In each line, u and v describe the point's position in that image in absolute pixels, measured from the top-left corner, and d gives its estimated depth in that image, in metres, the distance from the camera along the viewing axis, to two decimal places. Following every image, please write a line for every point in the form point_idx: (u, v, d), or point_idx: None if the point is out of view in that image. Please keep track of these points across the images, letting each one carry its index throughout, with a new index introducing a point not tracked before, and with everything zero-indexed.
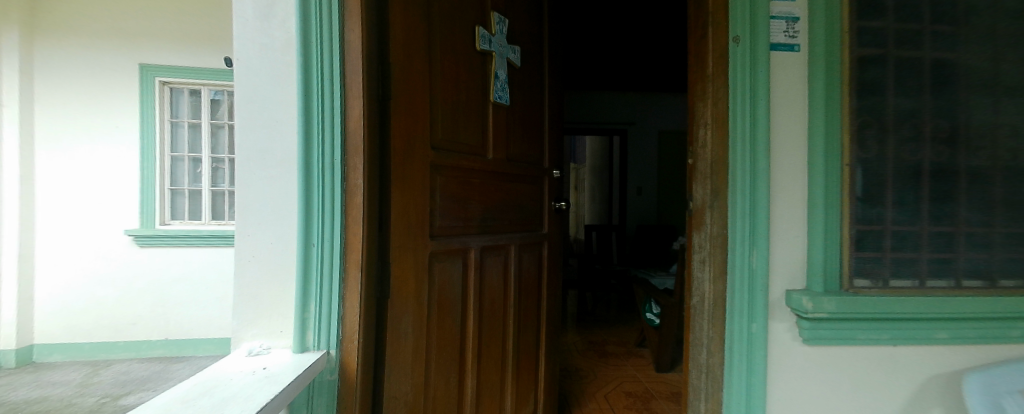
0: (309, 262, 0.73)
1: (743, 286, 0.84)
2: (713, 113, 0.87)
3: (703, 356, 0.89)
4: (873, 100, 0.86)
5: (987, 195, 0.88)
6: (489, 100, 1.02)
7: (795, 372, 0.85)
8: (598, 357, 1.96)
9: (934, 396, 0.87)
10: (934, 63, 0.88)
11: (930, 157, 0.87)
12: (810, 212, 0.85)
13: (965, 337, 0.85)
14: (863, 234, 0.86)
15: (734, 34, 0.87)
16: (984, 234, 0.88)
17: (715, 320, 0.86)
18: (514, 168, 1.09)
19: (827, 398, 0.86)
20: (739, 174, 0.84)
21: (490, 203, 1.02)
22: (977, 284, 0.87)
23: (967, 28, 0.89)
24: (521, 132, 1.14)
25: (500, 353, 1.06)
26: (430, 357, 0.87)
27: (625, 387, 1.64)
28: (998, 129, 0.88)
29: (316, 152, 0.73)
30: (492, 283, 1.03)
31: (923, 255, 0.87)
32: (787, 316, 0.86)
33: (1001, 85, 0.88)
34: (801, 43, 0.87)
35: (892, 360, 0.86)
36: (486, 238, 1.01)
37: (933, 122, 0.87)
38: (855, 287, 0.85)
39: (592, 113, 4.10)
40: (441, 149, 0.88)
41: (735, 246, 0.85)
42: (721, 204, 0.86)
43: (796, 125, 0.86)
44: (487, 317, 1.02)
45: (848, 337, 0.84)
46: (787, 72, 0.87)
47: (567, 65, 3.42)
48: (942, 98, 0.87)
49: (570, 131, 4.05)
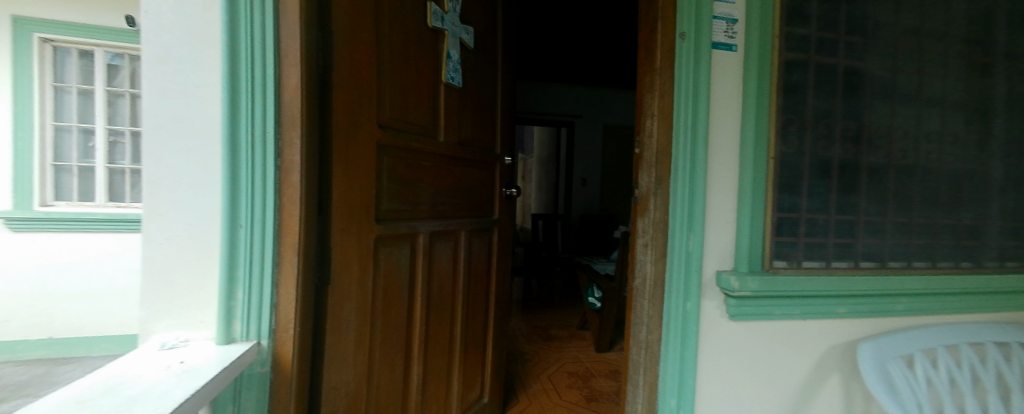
0: (236, 246, 0.66)
1: (680, 267, 0.90)
2: (660, 104, 0.92)
3: (643, 334, 0.94)
4: (795, 99, 0.95)
5: (882, 188, 1.01)
6: (442, 81, 0.99)
7: (722, 346, 0.93)
8: (543, 341, 2.01)
9: (833, 364, 0.99)
10: (847, 70, 0.98)
11: (839, 153, 0.98)
12: (739, 201, 0.93)
13: (860, 311, 0.98)
14: (782, 221, 0.95)
15: (681, 30, 0.91)
16: (878, 223, 1.01)
17: (655, 299, 0.91)
18: (466, 152, 1.07)
19: (750, 368, 0.94)
20: (681, 164, 0.90)
21: (440, 187, 1.00)
22: (871, 265, 1.00)
23: (874, 40, 1.00)
24: (474, 116, 1.12)
25: (447, 340, 1.05)
26: (375, 346, 0.84)
27: (568, 368, 1.70)
28: (892, 131, 1.01)
29: (244, 123, 0.66)
30: (441, 270, 1.02)
31: (830, 240, 0.98)
32: (717, 294, 0.93)
33: (897, 93, 1.01)
34: (738, 43, 0.93)
35: (802, 332, 0.97)
36: (436, 223, 0.99)
37: (843, 123, 0.98)
38: (774, 267, 0.94)
39: (540, 105, 4.14)
40: (388, 127, 0.84)
41: (675, 230, 0.90)
42: (663, 191, 0.91)
43: (731, 119, 0.93)
44: (436, 302, 1.00)
45: (767, 313, 0.93)
46: (725, 71, 0.93)
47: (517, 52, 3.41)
48: (851, 101, 0.98)
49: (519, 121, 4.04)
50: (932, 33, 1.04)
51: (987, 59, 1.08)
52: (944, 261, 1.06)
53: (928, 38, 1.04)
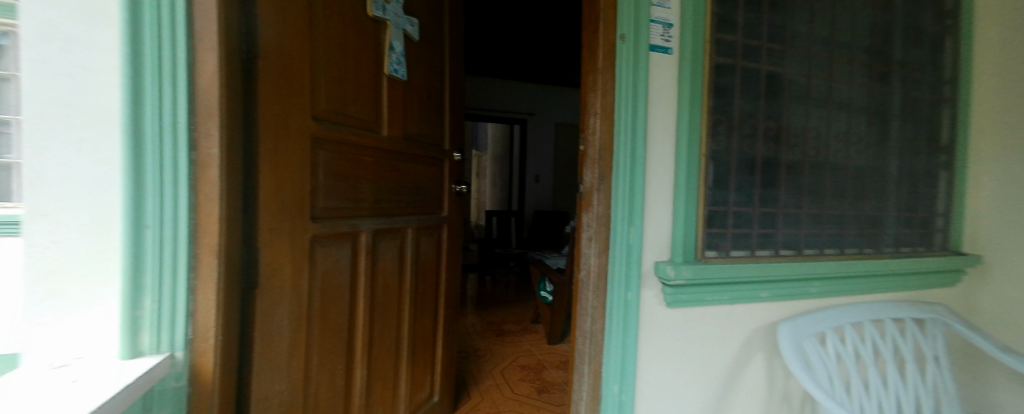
0: (141, 248, 0.58)
1: (622, 258, 0.94)
2: (602, 104, 0.94)
3: (587, 324, 0.97)
4: (723, 100, 1.02)
5: (798, 182, 1.11)
6: (384, 73, 0.95)
7: (661, 333, 0.98)
8: (496, 336, 2.02)
9: (758, 344, 1.08)
10: (769, 74, 1.07)
11: (762, 151, 1.06)
12: (675, 196, 0.98)
13: (780, 295, 1.08)
14: (713, 213, 1.02)
15: (621, 32, 0.93)
16: (795, 214, 1.12)
17: (599, 291, 0.95)
18: (412, 148, 1.04)
19: (686, 352, 1.01)
20: (622, 160, 0.93)
21: (383, 184, 0.97)
22: (789, 253, 1.11)
23: (791, 48, 1.09)
24: (421, 110, 1.09)
25: (394, 342, 1.02)
26: (312, 351, 0.80)
27: (520, 362, 1.72)
28: (806, 131, 1.12)
29: (150, 111, 0.58)
30: (386, 270, 0.98)
31: (754, 231, 1.07)
32: (655, 284, 0.98)
33: (811, 97, 1.12)
34: (673, 47, 0.98)
35: (731, 316, 1.05)
36: (380, 221, 0.95)
37: (765, 123, 1.06)
38: (706, 257, 1.00)
39: (492, 102, 4.15)
40: (324, 120, 0.80)
41: (617, 223, 0.94)
42: (606, 187, 0.94)
43: (668, 118, 0.98)
44: (380, 303, 0.97)
45: (700, 300, 1.00)
46: (662, 72, 0.97)
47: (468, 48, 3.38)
48: (771, 103, 1.07)
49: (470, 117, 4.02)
50: (840, 44, 1.16)
51: (883, 68, 1.23)
52: (851, 247, 1.19)
53: (837, 48, 1.15)
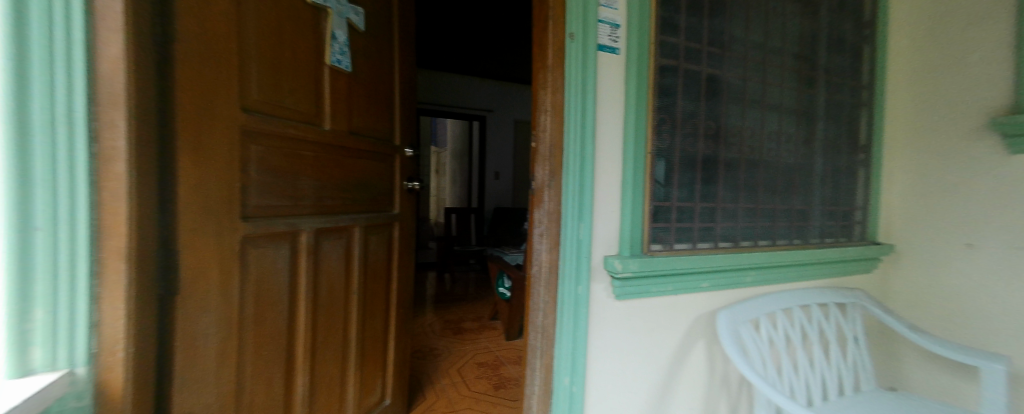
0: (29, 251, 0.50)
1: (572, 253, 0.95)
2: (552, 101, 0.95)
3: (539, 319, 0.97)
4: (667, 100, 1.06)
5: (734, 179, 1.19)
6: (326, 64, 0.91)
7: (610, 325, 1.01)
8: (454, 335, 2.00)
9: (699, 331, 1.14)
10: (709, 77, 1.12)
11: (702, 149, 1.12)
12: (622, 191, 1.01)
13: (719, 284, 1.15)
14: (658, 209, 1.06)
15: (570, 30, 0.94)
16: (732, 208, 1.19)
17: (550, 285, 0.96)
18: (358, 142, 1.00)
19: (633, 342, 1.05)
20: (572, 157, 0.94)
21: (325, 181, 0.92)
22: (727, 245, 1.18)
23: (729, 53, 1.16)
24: (368, 104, 1.05)
25: (341, 345, 0.98)
26: (244, 358, 0.75)
27: (478, 359, 1.71)
28: (742, 130, 1.19)
29: (41, 91, 0.50)
30: (330, 271, 0.94)
31: (696, 224, 1.13)
32: (604, 277, 1.00)
33: (746, 99, 1.19)
34: (620, 47, 1.01)
35: (675, 306, 1.10)
36: (322, 220, 0.91)
37: (705, 123, 1.12)
38: (651, 250, 1.05)
39: (450, 97, 4.09)
40: (256, 112, 0.76)
41: (567, 219, 0.95)
42: (556, 184, 0.95)
43: (615, 116, 1.01)
44: (324, 305, 0.93)
45: (646, 291, 1.04)
46: (610, 71, 1.00)
47: (422, 41, 3.30)
48: (711, 104, 1.13)
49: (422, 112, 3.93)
50: (772, 49, 1.24)
51: (809, 73, 1.33)
52: (781, 239, 1.29)
53: (769, 53, 1.24)
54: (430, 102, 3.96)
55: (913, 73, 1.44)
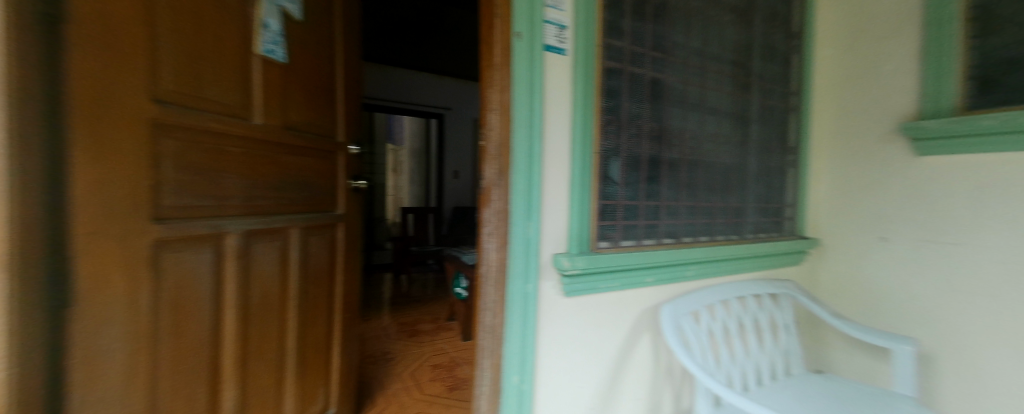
0: None
1: (520, 252, 0.96)
2: (500, 100, 0.94)
3: (488, 318, 0.97)
4: (613, 102, 1.09)
5: (677, 178, 1.24)
6: (256, 53, 0.85)
7: (558, 322, 1.03)
8: (408, 338, 1.95)
9: (644, 325, 1.19)
10: (652, 80, 1.17)
11: (647, 149, 1.17)
12: (570, 190, 1.03)
13: (662, 278, 1.20)
14: (605, 207, 1.09)
15: (517, 29, 0.94)
16: (675, 206, 1.25)
17: (499, 284, 0.96)
18: (295, 139, 0.95)
19: (582, 337, 1.07)
20: (520, 156, 0.94)
21: (255, 178, 0.87)
22: (670, 241, 1.23)
23: (670, 58, 1.21)
24: (306, 98, 0.99)
25: (275, 354, 0.93)
26: (159, 373, 0.69)
27: (432, 361, 1.68)
28: (683, 132, 1.25)
29: None
30: (263, 276, 0.89)
31: (640, 222, 1.17)
32: (553, 275, 1.01)
33: (687, 102, 1.25)
34: (568, 48, 1.02)
35: (621, 301, 1.13)
36: (252, 221, 0.85)
37: (649, 124, 1.17)
38: (598, 247, 1.07)
39: (406, 94, 3.97)
40: (171, 103, 0.69)
41: (515, 218, 0.95)
42: (504, 183, 0.95)
43: (563, 116, 1.02)
44: (256, 312, 0.88)
45: (594, 288, 1.06)
46: (557, 72, 1.01)
47: None
48: (655, 106, 1.18)
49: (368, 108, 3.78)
50: (710, 56, 1.31)
51: (744, 79, 1.42)
52: (720, 234, 1.37)
53: (707, 60, 1.31)
54: (384, 98, 3.84)
55: (838, 81, 1.57)
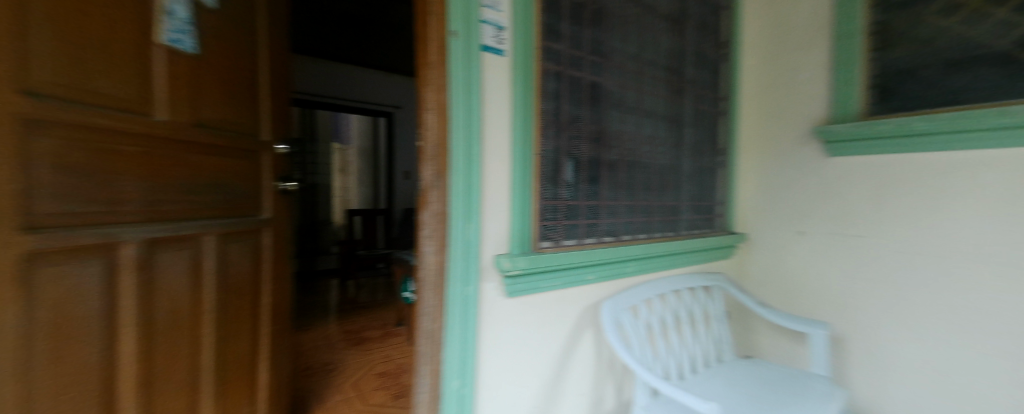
0: None
1: (460, 255, 0.94)
2: (436, 100, 0.92)
3: (427, 324, 0.94)
4: (553, 104, 1.11)
5: (616, 179, 1.29)
6: (159, 43, 0.77)
7: (501, 323, 1.02)
8: (353, 346, 1.87)
9: (587, 321, 1.22)
10: (591, 84, 1.20)
11: (586, 151, 1.20)
12: (511, 191, 1.03)
13: (603, 275, 1.24)
14: (546, 207, 1.10)
15: (452, 28, 0.92)
16: (614, 206, 1.29)
17: (438, 289, 0.93)
18: (209, 138, 0.88)
19: (523, 337, 1.07)
20: (458, 157, 0.93)
21: (158, 181, 0.79)
22: (610, 239, 1.28)
23: (608, 62, 1.25)
24: (221, 93, 0.92)
25: (187, 371, 0.86)
26: (36, 405, 0.60)
27: (377, 369, 1.62)
28: (622, 134, 1.30)
29: None
30: (170, 288, 0.81)
31: (581, 221, 1.20)
32: (495, 276, 1.01)
33: (625, 106, 1.31)
34: (506, 49, 1.02)
35: (564, 299, 1.16)
36: (157, 228, 0.78)
37: (588, 126, 1.20)
38: (540, 247, 1.08)
39: (348, 90, 3.85)
40: (48, 96, 0.60)
41: (454, 220, 0.93)
42: (442, 185, 0.92)
43: (503, 117, 1.02)
44: (163, 327, 0.80)
45: (536, 287, 1.07)
46: (496, 73, 1.00)
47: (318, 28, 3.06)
48: (594, 109, 1.21)
49: (299, 103, 3.58)
50: (646, 62, 1.37)
51: (677, 84, 1.50)
52: (657, 231, 1.44)
53: (643, 65, 1.37)
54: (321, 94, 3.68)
55: (762, 89, 1.70)
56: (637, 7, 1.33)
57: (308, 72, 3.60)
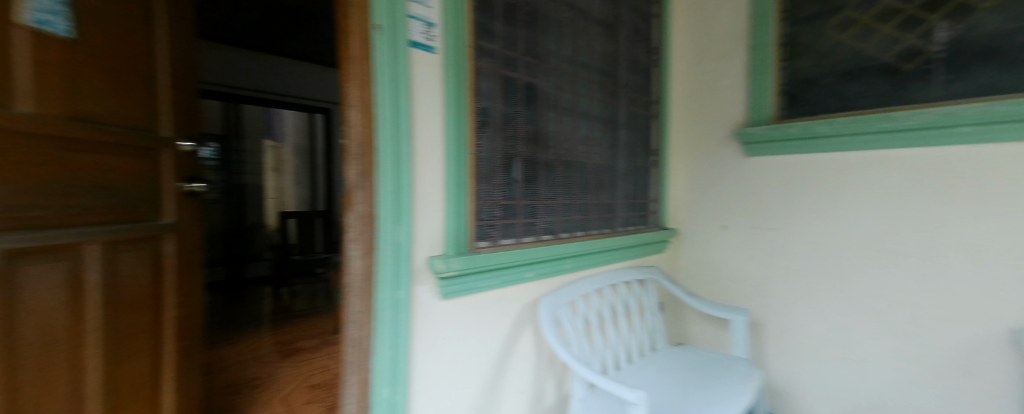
0: None
1: (389, 258, 0.90)
2: (359, 96, 0.88)
3: (353, 332, 0.90)
4: (488, 104, 1.10)
5: (553, 178, 1.32)
6: (24, 25, 0.67)
7: (435, 326, 1.00)
8: (283, 358, 1.75)
9: (526, 319, 1.24)
10: (526, 84, 1.21)
11: (523, 150, 1.21)
12: (445, 191, 1.01)
13: (541, 273, 1.26)
14: (483, 206, 1.10)
15: (376, 22, 0.88)
16: (552, 204, 1.32)
17: (364, 294, 0.89)
18: (90, 133, 0.79)
19: (459, 339, 1.06)
20: (385, 156, 0.89)
21: (24, 183, 0.69)
22: (549, 237, 1.30)
23: (543, 64, 1.27)
24: (105, 83, 0.82)
25: (68, 398, 0.76)
26: None
27: (310, 381, 1.53)
28: (558, 135, 1.33)
29: None
30: (42, 304, 0.72)
31: (519, 220, 1.21)
32: (428, 279, 0.99)
33: (561, 107, 1.34)
34: (436, 46, 1.00)
35: (501, 299, 1.16)
36: (27, 237, 0.68)
37: (524, 126, 1.21)
38: (477, 247, 1.08)
39: (277, 84, 3.64)
40: None
41: (383, 222, 0.89)
42: (368, 185, 0.88)
43: (434, 115, 1.00)
44: (35, 349, 0.70)
45: (473, 288, 1.06)
46: (425, 70, 0.98)
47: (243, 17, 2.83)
48: (530, 109, 1.23)
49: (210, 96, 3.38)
50: (581, 65, 1.42)
51: (611, 88, 1.56)
52: (594, 229, 1.49)
53: (578, 68, 1.41)
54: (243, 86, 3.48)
55: (689, 93, 1.82)
56: (571, 11, 1.37)
57: (225, 63, 3.38)
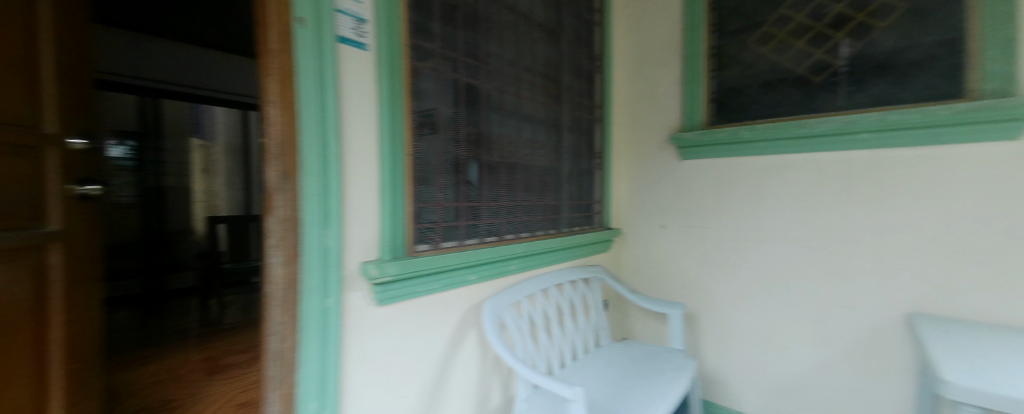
0: None
1: (316, 264, 0.86)
2: (280, 92, 0.83)
3: (275, 344, 0.84)
4: (426, 104, 1.08)
5: (497, 180, 1.32)
6: None
7: (371, 334, 0.97)
8: (208, 376, 1.61)
9: (470, 321, 1.23)
10: (467, 86, 1.20)
11: (464, 152, 1.19)
12: (380, 193, 0.98)
13: (485, 275, 1.26)
14: (422, 209, 1.07)
15: (299, 14, 0.84)
16: (496, 206, 1.32)
17: (287, 304, 0.84)
18: None
19: (397, 347, 1.02)
20: (309, 157, 0.85)
21: None
22: (493, 239, 1.30)
23: (485, 66, 1.27)
24: None
25: None
26: None
27: (238, 399, 1.42)
28: (501, 137, 1.34)
29: None
30: None
31: (461, 223, 1.19)
32: (362, 285, 0.95)
33: (504, 109, 1.35)
34: (368, 43, 0.96)
35: (443, 303, 1.14)
36: None
37: (466, 128, 1.20)
38: (416, 251, 1.05)
39: (203, 78, 3.37)
40: None
41: (308, 226, 0.85)
42: (290, 187, 0.83)
43: (367, 115, 0.96)
44: None
45: (412, 292, 1.04)
46: (356, 67, 0.94)
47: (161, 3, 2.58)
48: (471, 111, 1.22)
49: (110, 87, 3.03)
50: (524, 68, 1.44)
51: (555, 91, 1.60)
52: (539, 230, 1.51)
53: (521, 71, 1.42)
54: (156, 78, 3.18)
55: (630, 99, 1.91)
56: (512, 14, 1.38)
57: (137, 54, 3.09)
